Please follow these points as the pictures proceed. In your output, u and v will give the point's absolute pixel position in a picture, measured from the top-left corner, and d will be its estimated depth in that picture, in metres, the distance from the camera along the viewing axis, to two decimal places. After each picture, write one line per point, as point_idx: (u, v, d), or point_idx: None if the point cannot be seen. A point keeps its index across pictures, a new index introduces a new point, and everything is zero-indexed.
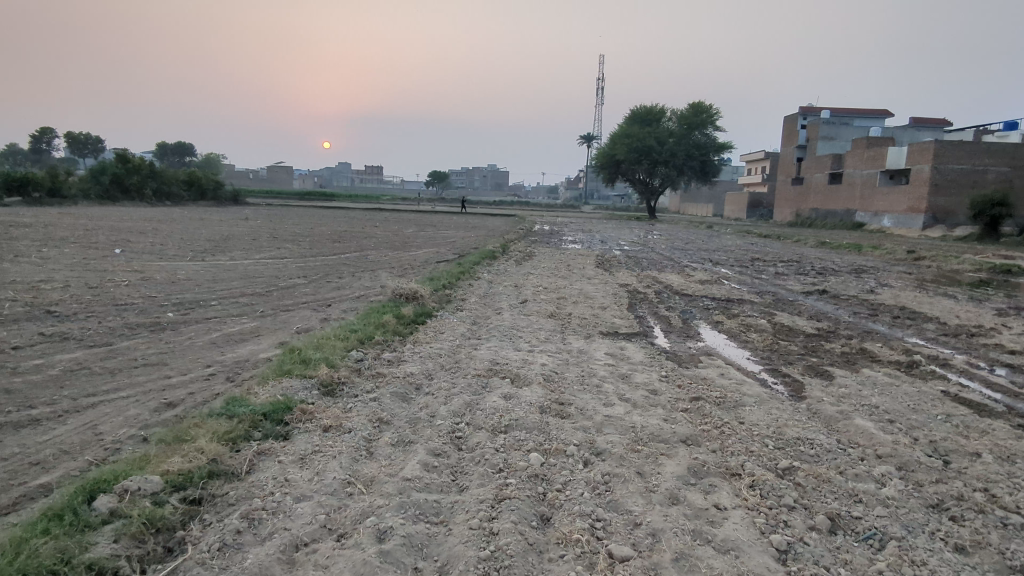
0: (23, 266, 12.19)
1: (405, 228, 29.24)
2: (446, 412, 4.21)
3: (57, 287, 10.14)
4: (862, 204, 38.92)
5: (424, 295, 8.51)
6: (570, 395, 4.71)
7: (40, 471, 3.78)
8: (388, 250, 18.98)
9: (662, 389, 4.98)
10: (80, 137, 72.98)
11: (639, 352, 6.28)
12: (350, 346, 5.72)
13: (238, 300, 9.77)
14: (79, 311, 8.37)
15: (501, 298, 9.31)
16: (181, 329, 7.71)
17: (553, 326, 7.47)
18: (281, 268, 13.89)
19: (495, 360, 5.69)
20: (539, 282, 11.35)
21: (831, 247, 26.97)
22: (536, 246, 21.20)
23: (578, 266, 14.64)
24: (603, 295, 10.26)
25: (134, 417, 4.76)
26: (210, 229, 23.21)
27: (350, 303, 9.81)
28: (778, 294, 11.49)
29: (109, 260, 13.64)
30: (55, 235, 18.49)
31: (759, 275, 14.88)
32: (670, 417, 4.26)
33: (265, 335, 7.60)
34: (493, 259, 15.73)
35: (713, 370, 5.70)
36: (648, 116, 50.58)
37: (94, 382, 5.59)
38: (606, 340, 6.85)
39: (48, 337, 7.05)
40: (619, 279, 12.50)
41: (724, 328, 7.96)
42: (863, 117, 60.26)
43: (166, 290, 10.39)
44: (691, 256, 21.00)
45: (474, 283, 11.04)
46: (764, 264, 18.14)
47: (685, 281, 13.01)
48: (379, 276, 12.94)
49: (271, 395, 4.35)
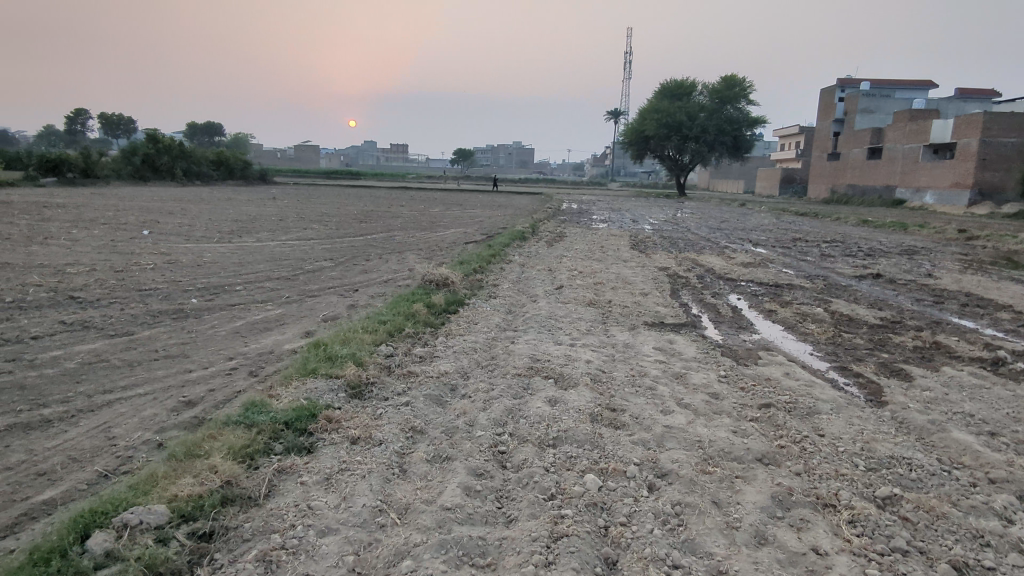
0: (51, 248, 12.07)
1: (432, 207, 28.85)
2: (487, 420, 3.78)
3: (83, 270, 9.96)
4: (903, 179, 37.25)
5: (455, 281, 8.07)
6: (622, 400, 4.25)
7: (46, 484, 3.45)
8: (415, 231, 18.61)
9: (724, 393, 4.48)
10: (113, 117, 74.15)
11: (690, 348, 5.75)
12: (379, 340, 5.32)
13: (263, 285, 9.48)
14: (103, 298, 8.14)
15: (535, 284, 8.84)
16: (205, 317, 7.42)
17: (594, 315, 6.99)
18: (308, 250, 13.60)
19: (535, 356, 5.23)
20: (574, 266, 10.84)
21: (873, 226, 25.86)
22: (565, 226, 20.65)
23: (612, 248, 14.08)
24: (643, 280, 9.71)
25: (151, 419, 4.43)
26: (238, 209, 23.14)
27: (377, 288, 9.44)
28: (829, 279, 10.79)
29: (137, 241, 13.50)
30: (86, 217, 18.47)
31: (803, 257, 14.12)
32: (739, 429, 3.77)
33: (290, 324, 7.27)
34: (524, 240, 15.21)
35: (776, 369, 5.16)
36: (679, 91, 49.25)
37: (112, 376, 5.30)
38: (653, 332, 6.34)
39: (68, 325, 6.80)
40: (656, 262, 11.91)
41: (778, 318, 7.38)
42: (905, 89, 57.67)
43: (191, 274, 10.15)
44: (728, 236, 20.20)
45: (506, 267, 10.57)
46: (807, 245, 17.28)
47: (727, 264, 12.35)
48: (406, 259, 12.56)
49: (294, 399, 3.97)
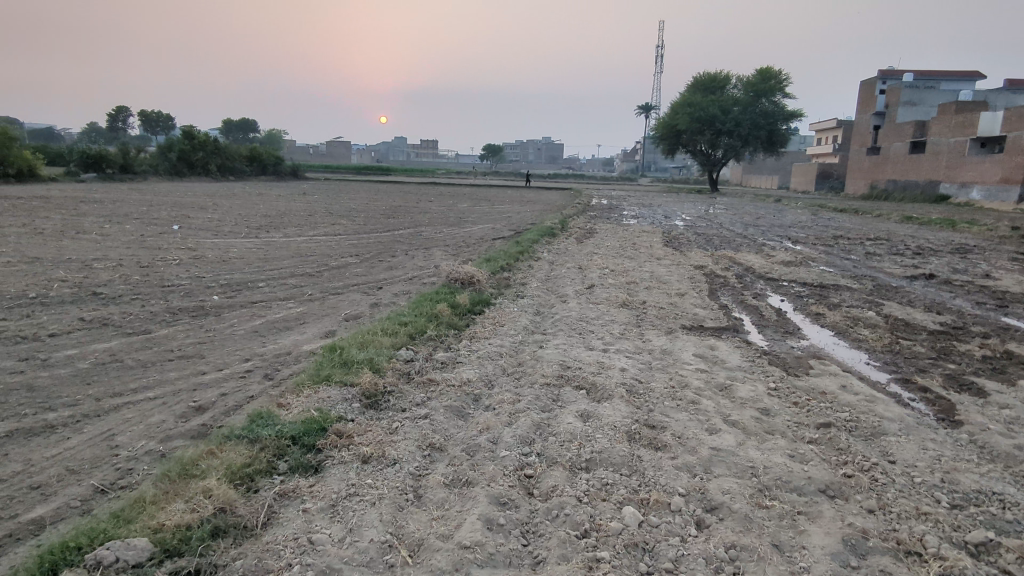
0: (82, 243, 12.08)
1: (461, 202, 28.57)
2: (512, 438, 3.42)
3: (110, 266, 9.89)
4: (948, 174, 35.70)
5: (481, 280, 7.72)
6: (662, 415, 3.85)
7: (38, 500, 3.22)
8: (444, 227, 18.32)
9: (776, 409, 4.04)
10: (151, 114, 75.84)
11: (734, 357, 5.30)
12: (399, 344, 5.00)
13: (286, 281, 9.28)
14: (125, 294, 8.00)
15: (565, 283, 8.43)
16: (225, 315, 7.21)
17: (628, 317, 6.57)
18: (334, 246, 13.41)
19: (565, 363, 4.85)
20: (606, 264, 10.40)
21: (917, 223, 24.74)
22: (596, 222, 20.17)
23: (646, 245, 13.57)
24: (679, 280, 9.23)
25: (157, 426, 4.18)
26: (268, 204, 23.18)
27: (402, 286, 9.15)
28: (878, 279, 10.15)
29: (166, 237, 13.47)
30: (120, 212, 18.64)
31: (848, 256, 13.42)
32: (797, 453, 3.35)
33: (310, 323, 7.01)
34: (553, 237, 14.79)
35: (832, 382, 4.67)
36: (712, 84, 48.18)
37: (123, 378, 5.08)
38: (692, 337, 5.90)
39: (87, 322, 6.64)
40: (692, 260, 11.40)
41: (827, 322, 6.87)
42: (951, 80, 55.38)
43: (215, 270, 10.00)
44: (766, 233, 19.47)
45: (535, 264, 10.19)
46: (850, 242, 16.51)
47: (767, 262, 11.76)
48: (433, 256, 12.26)
49: (303, 410, 3.67)
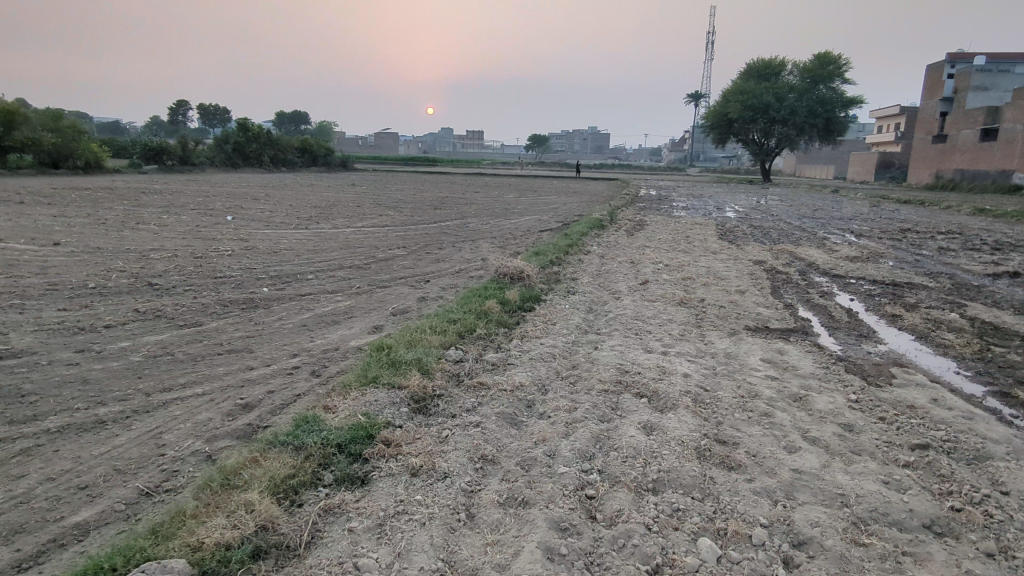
0: (140, 233, 12.36)
1: (507, 193, 28.36)
2: (571, 452, 3.17)
3: (165, 256, 10.04)
4: (1022, 163, 33.50)
5: (530, 275, 7.46)
6: (734, 430, 3.53)
7: (85, 502, 3.14)
8: (490, 218, 18.14)
9: (861, 425, 3.66)
10: (209, 107, 78.25)
11: (807, 363, 4.90)
12: (448, 343, 4.79)
13: (335, 274, 9.24)
14: (178, 285, 8.05)
15: (618, 278, 8.11)
16: (274, 308, 7.17)
17: (687, 317, 6.21)
18: (381, 238, 13.39)
19: (623, 366, 4.56)
20: (659, 258, 10.00)
21: (991, 216, 23.26)
22: (646, 213, 19.65)
23: (699, 239, 13.07)
24: (738, 276, 8.78)
25: (203, 425, 4.09)
26: (318, 195, 23.50)
27: (449, 280, 8.98)
28: (956, 277, 9.45)
29: (220, 227, 13.70)
30: (177, 202, 19.15)
31: (918, 251, 12.61)
32: (892, 479, 2.99)
33: (357, 317, 6.91)
34: (602, 229, 14.40)
35: (920, 395, 4.24)
36: (766, 70, 46.48)
37: (174, 372, 5.04)
38: (758, 340, 5.51)
39: (141, 313, 6.68)
40: (750, 255, 10.86)
41: (905, 324, 6.36)
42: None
43: (266, 261, 10.05)
44: (825, 226, 18.60)
45: (585, 258, 9.87)
46: (918, 236, 15.58)
47: (830, 257, 11.14)
48: (480, 248, 12.08)
49: (350, 414, 3.51)
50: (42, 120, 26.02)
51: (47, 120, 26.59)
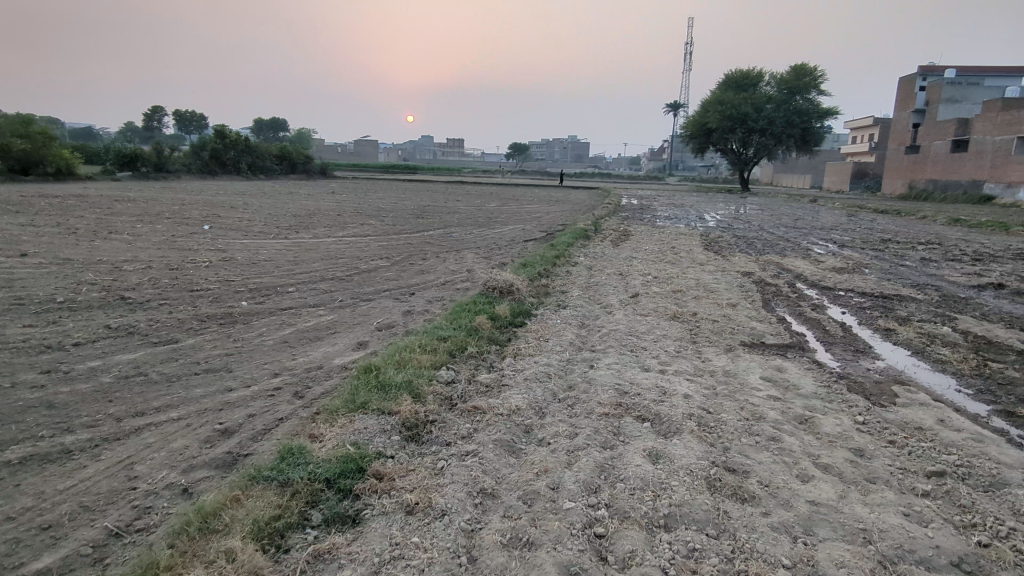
0: (112, 243, 11.95)
1: (489, 202, 28.21)
2: (576, 484, 2.99)
3: (138, 268, 9.68)
4: (992, 174, 34.27)
5: (520, 288, 7.28)
6: (744, 458, 3.38)
7: (47, 546, 2.88)
8: (473, 227, 17.95)
9: (872, 450, 3.53)
10: (185, 113, 77.14)
11: (808, 382, 4.78)
12: (438, 363, 4.59)
13: (316, 286, 8.98)
14: (153, 298, 7.73)
15: (608, 291, 7.97)
16: (254, 323, 6.89)
17: (682, 332, 6.08)
18: (364, 248, 13.13)
19: (622, 387, 4.39)
20: (647, 270, 9.89)
21: (965, 225, 23.69)
22: (629, 223, 19.64)
23: (685, 249, 13.03)
24: (728, 288, 8.69)
25: (179, 454, 3.83)
26: (297, 204, 23.10)
27: (435, 293, 8.77)
28: (943, 289, 9.48)
29: (197, 237, 13.32)
30: (152, 211, 18.69)
31: (901, 262, 12.69)
32: (913, 511, 2.86)
33: (341, 333, 6.67)
34: (588, 239, 14.30)
35: (926, 416, 4.14)
36: (744, 81, 47.08)
37: (147, 394, 4.76)
38: (755, 357, 5.39)
39: (113, 329, 6.36)
40: (737, 266, 10.82)
41: (899, 338, 6.31)
42: (997, 77, 53.25)
43: (245, 273, 9.74)
44: (807, 236, 18.75)
45: (573, 270, 9.73)
46: (898, 246, 15.74)
47: (816, 269, 11.14)
48: (465, 259, 11.89)
49: (338, 444, 3.29)
50: (11, 126, 25.29)
51: (17, 125, 25.86)
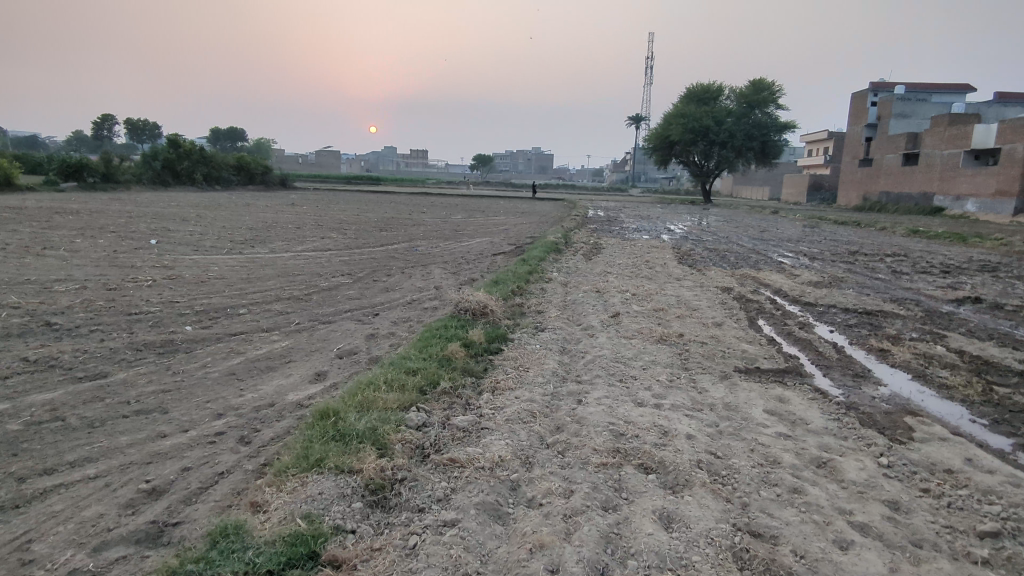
0: (45, 261, 10.97)
1: (454, 213, 27.65)
2: (579, 565, 2.45)
3: (71, 288, 8.81)
4: (942, 186, 35.35)
5: (494, 309, 6.73)
6: (771, 519, 2.89)
7: None
8: (440, 240, 17.39)
9: (909, 503, 3.10)
10: (137, 122, 74.67)
11: (816, 415, 4.36)
12: (406, 403, 4.00)
13: (271, 307, 8.28)
14: (84, 324, 6.92)
15: (586, 310, 7.50)
16: (199, 352, 6.18)
17: (672, 358, 5.61)
18: (324, 263, 12.42)
19: (616, 427, 3.88)
20: (624, 286, 9.49)
21: (924, 236, 24.22)
22: (598, 236, 19.35)
23: (659, 263, 12.72)
24: (710, 305, 8.34)
25: (90, 526, 3.14)
26: (255, 216, 22.18)
27: (402, 313, 8.18)
28: (923, 304, 9.31)
29: (142, 253, 12.41)
30: (95, 224, 17.57)
31: (873, 274, 12.61)
32: None
33: (297, 362, 5.99)
34: (559, 253, 13.88)
35: (952, 455, 3.73)
36: (705, 95, 47.79)
37: (59, 445, 4.03)
38: (754, 385, 4.95)
39: (30, 362, 5.56)
40: (715, 281, 10.49)
41: (896, 359, 5.98)
42: (943, 93, 55.46)
43: (191, 293, 8.95)
44: (775, 248, 18.71)
45: (547, 287, 9.26)
46: (866, 258, 15.76)
47: (793, 282, 10.94)
48: (432, 275, 11.33)
49: (284, 516, 2.69)
50: None
51: None
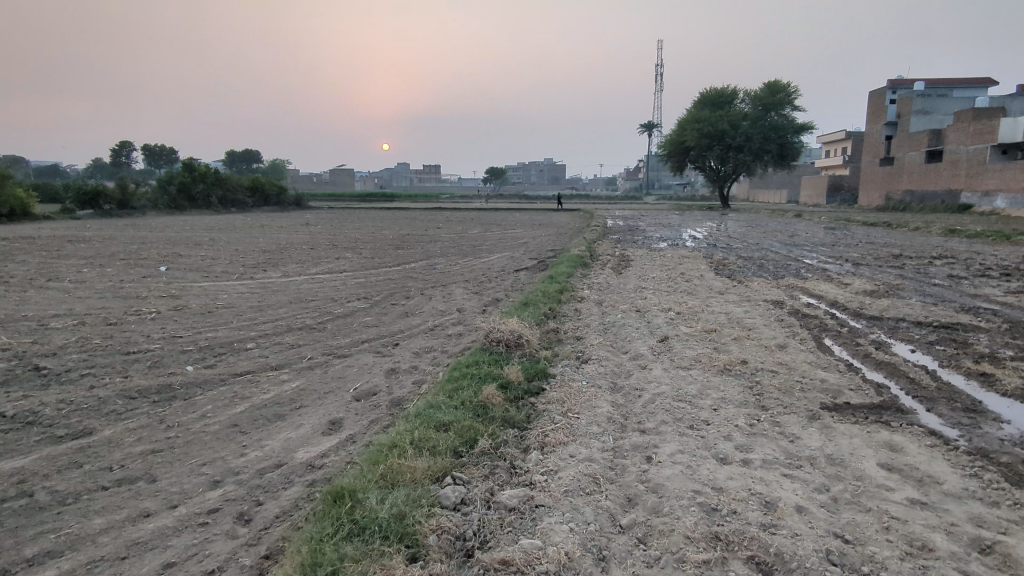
0: (47, 294, 10.44)
1: (471, 228, 26.99)
2: None
3: (69, 324, 8.22)
4: (968, 183, 34.02)
5: (529, 337, 5.96)
6: None
7: None
8: (458, 257, 16.71)
9: None
10: (154, 148, 75.69)
11: (946, 470, 3.51)
12: (439, 473, 3.24)
13: (282, 339, 7.58)
14: (75, 368, 6.26)
15: (631, 335, 6.69)
16: (199, 398, 5.47)
17: (744, 395, 4.78)
18: (339, 286, 11.77)
19: (705, 500, 3.08)
20: (665, 303, 8.67)
21: (964, 235, 23.10)
22: (623, 246, 18.56)
23: (695, 274, 11.89)
24: (764, 323, 7.49)
25: None
26: (269, 237, 21.72)
27: (424, 342, 7.43)
28: (998, 313, 8.37)
29: (149, 282, 11.88)
30: (105, 251, 17.16)
31: (928, 280, 11.66)
32: None
33: (309, 408, 5.24)
34: (586, 266, 13.13)
35: None
36: (719, 99, 46.99)
37: (18, 534, 3.31)
38: (854, 429, 4.11)
39: (7, 419, 4.87)
40: (761, 294, 9.66)
41: (1006, 387, 5.08)
42: (965, 88, 53.99)
43: (195, 325, 8.30)
44: (809, 253, 17.79)
45: (581, 307, 8.47)
46: (914, 262, 14.77)
47: (845, 292, 10.06)
48: (453, 296, 10.61)
49: None
50: None
51: None
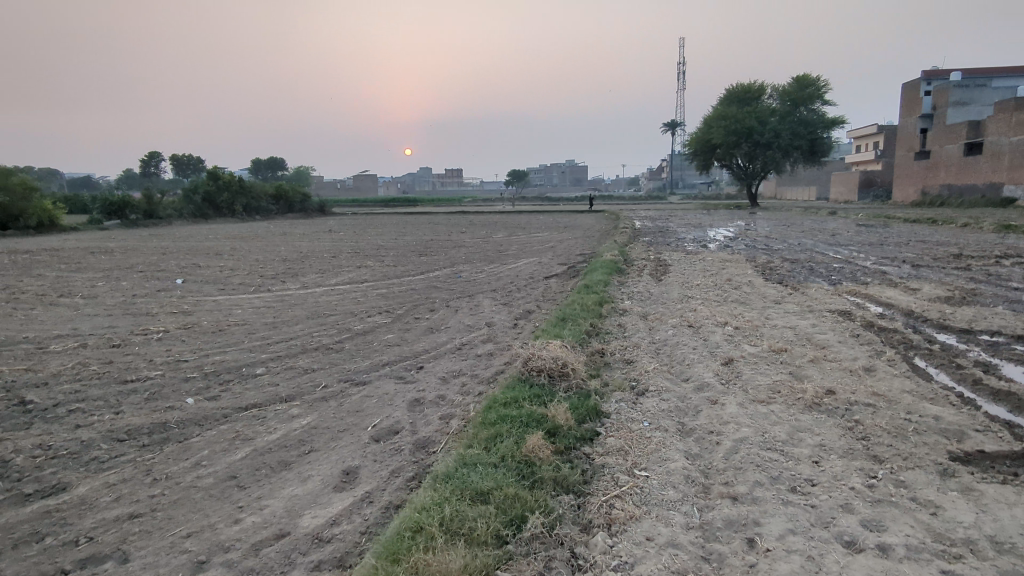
0: (56, 312, 9.91)
1: (495, 232, 26.23)
2: None
3: (68, 347, 7.58)
4: (1011, 176, 32.14)
5: (573, 365, 5.11)
6: None
7: None
8: (484, 263, 15.92)
9: None
10: (182, 158, 76.74)
11: None
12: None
13: (295, 363, 6.85)
14: (63, 402, 5.59)
15: (690, 357, 5.81)
16: (195, 440, 4.73)
17: (850, 441, 3.86)
18: (359, 299, 11.05)
19: None
20: (718, 316, 7.75)
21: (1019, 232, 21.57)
22: (656, 249, 17.62)
23: (743, 281, 10.93)
24: (839, 340, 6.54)
25: None
26: (290, 245, 21.22)
27: (452, 365, 6.63)
28: None
29: (163, 296, 11.33)
30: (125, 263, 16.77)
31: (1005, 283, 10.49)
32: None
33: (321, 453, 4.46)
34: (621, 273, 12.24)
35: None
36: (747, 95, 45.60)
37: None
38: (1008, 494, 3.17)
39: None
40: (822, 303, 8.67)
41: None
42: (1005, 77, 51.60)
43: (203, 346, 7.61)
44: (856, 254, 16.61)
45: (624, 322, 7.59)
46: (979, 263, 13.50)
47: (914, 299, 9.02)
48: (481, 308, 9.81)
49: None
50: None
51: None
